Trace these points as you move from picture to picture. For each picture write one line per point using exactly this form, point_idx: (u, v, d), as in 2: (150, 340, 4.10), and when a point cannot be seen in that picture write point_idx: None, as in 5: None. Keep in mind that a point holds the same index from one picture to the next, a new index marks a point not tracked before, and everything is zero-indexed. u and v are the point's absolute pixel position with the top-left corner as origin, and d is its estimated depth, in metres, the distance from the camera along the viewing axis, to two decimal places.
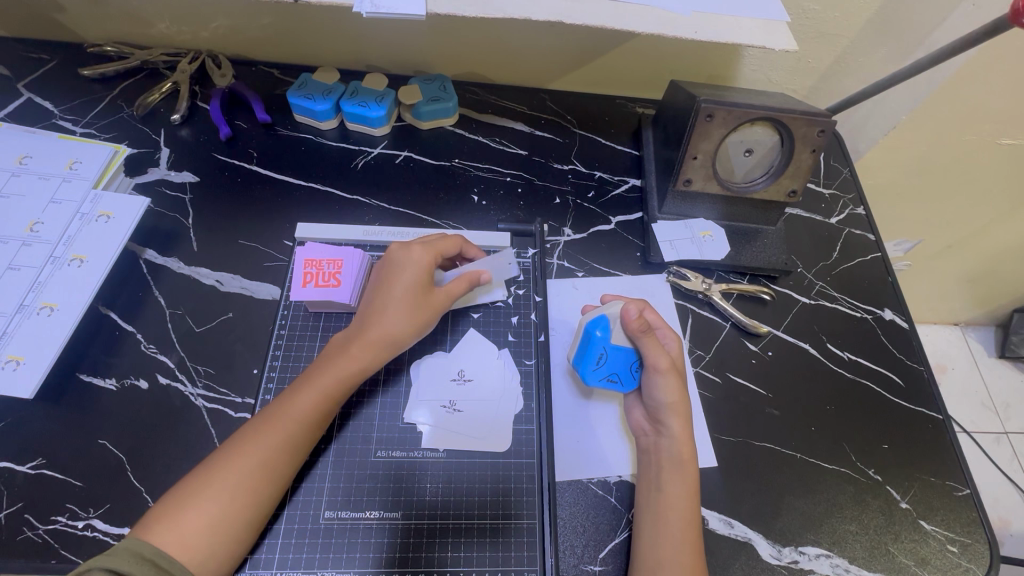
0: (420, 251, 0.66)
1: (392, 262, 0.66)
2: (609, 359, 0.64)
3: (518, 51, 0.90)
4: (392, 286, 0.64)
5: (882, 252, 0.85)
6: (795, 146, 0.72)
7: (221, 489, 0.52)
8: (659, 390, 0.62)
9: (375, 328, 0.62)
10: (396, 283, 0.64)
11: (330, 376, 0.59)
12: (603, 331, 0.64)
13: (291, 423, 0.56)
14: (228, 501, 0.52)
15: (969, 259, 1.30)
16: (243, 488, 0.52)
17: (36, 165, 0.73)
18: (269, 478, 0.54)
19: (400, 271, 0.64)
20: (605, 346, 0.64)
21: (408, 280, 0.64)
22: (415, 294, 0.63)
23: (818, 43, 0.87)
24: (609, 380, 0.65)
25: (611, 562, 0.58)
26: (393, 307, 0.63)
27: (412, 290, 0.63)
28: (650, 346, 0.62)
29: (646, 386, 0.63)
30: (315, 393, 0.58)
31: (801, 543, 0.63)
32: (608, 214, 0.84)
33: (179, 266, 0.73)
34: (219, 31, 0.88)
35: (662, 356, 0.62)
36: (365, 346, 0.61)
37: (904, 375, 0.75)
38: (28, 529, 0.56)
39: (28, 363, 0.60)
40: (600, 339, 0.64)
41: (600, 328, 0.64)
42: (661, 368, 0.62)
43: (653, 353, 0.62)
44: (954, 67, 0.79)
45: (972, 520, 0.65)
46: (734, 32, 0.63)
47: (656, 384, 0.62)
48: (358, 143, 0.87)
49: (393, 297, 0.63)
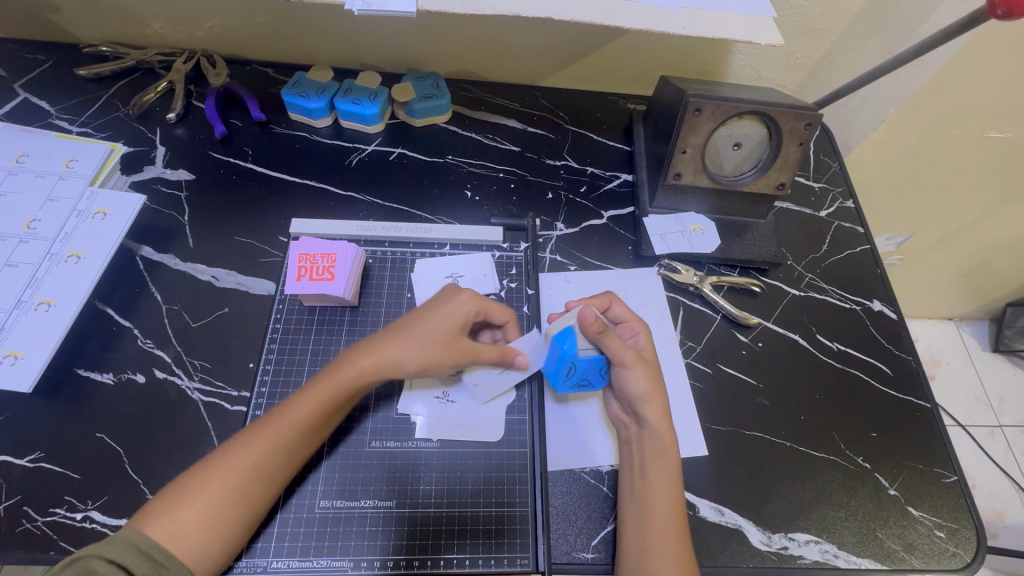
0: (469, 301, 0.64)
1: (441, 299, 0.65)
2: (579, 367, 0.63)
3: (510, 48, 0.91)
4: (426, 323, 0.62)
5: (870, 244, 0.86)
6: (783, 140, 0.73)
7: (217, 485, 0.52)
8: (631, 384, 0.62)
9: (385, 359, 0.60)
10: (430, 320, 0.62)
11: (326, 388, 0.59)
12: (569, 344, 0.63)
13: (284, 429, 0.56)
14: (224, 498, 0.52)
15: (960, 253, 1.31)
16: (241, 487, 0.53)
17: (33, 164, 0.74)
18: (265, 475, 0.54)
19: (443, 311, 0.63)
20: (573, 359, 0.62)
21: (436, 317, 0.62)
22: (442, 338, 0.61)
23: (805, 39, 0.88)
24: (579, 384, 0.65)
25: (603, 550, 0.59)
26: (412, 341, 0.61)
27: (443, 334, 0.62)
28: (614, 344, 0.62)
29: (618, 382, 0.64)
30: (313, 405, 0.58)
31: (791, 529, 0.64)
32: (600, 209, 0.85)
33: (175, 263, 0.74)
34: (215, 30, 0.89)
35: (626, 351, 0.62)
36: (371, 369, 0.60)
37: (893, 365, 0.76)
38: (27, 521, 0.57)
39: (26, 358, 0.60)
40: (568, 352, 0.62)
41: (566, 340, 0.63)
42: (626, 363, 0.62)
43: (617, 350, 0.62)
44: (938, 61, 0.80)
45: (959, 506, 0.66)
46: (721, 27, 0.64)
47: (625, 379, 0.62)
48: (352, 140, 0.88)
49: (420, 332, 0.62)
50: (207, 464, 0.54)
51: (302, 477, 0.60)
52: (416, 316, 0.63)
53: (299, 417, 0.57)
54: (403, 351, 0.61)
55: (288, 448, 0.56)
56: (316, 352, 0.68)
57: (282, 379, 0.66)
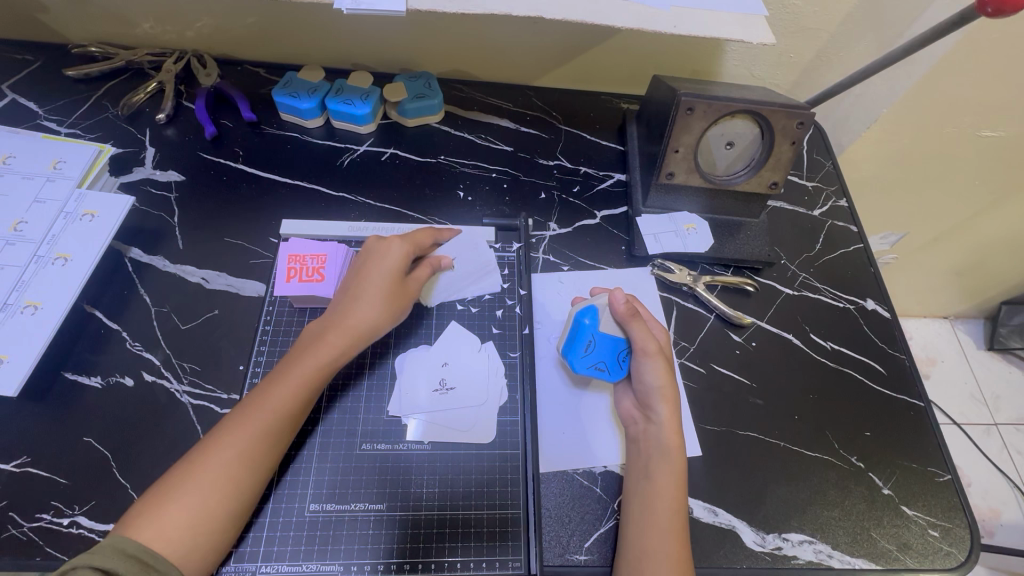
0: (399, 242, 0.68)
1: (371, 253, 0.67)
2: (598, 346, 0.65)
3: (502, 48, 0.91)
4: (369, 276, 0.65)
5: (864, 243, 0.86)
6: (775, 139, 0.72)
7: (203, 480, 0.52)
8: (649, 375, 0.62)
9: (347, 319, 0.62)
10: (372, 272, 0.65)
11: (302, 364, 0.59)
12: (592, 319, 0.65)
13: (267, 411, 0.56)
14: (212, 489, 0.52)
15: (955, 252, 1.31)
16: (229, 477, 0.53)
17: (20, 165, 0.73)
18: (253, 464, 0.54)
19: (380, 260, 0.66)
20: (594, 334, 0.65)
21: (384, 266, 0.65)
22: (391, 287, 0.65)
23: (798, 38, 0.88)
24: (597, 368, 0.65)
25: (596, 552, 0.59)
26: (364, 296, 0.63)
27: (389, 284, 0.65)
28: (639, 329, 0.63)
29: (636, 371, 0.64)
30: (293, 385, 0.58)
31: (785, 530, 0.63)
32: (593, 209, 0.85)
33: (164, 265, 0.73)
34: (204, 30, 0.89)
35: (651, 340, 0.63)
36: (339, 335, 0.61)
37: (886, 364, 0.76)
38: (13, 527, 0.56)
39: (11, 362, 0.60)
40: (589, 326, 0.65)
41: (589, 316, 0.65)
42: (650, 352, 0.63)
43: (641, 335, 0.63)
44: (930, 60, 0.80)
45: (952, 505, 0.66)
46: (712, 26, 0.63)
47: (645, 368, 0.63)
48: (344, 141, 0.87)
49: (369, 286, 0.64)
50: (191, 461, 0.53)
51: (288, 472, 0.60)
52: (361, 274, 0.65)
53: (282, 397, 0.57)
54: (361, 309, 0.63)
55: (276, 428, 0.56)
56: None
57: None
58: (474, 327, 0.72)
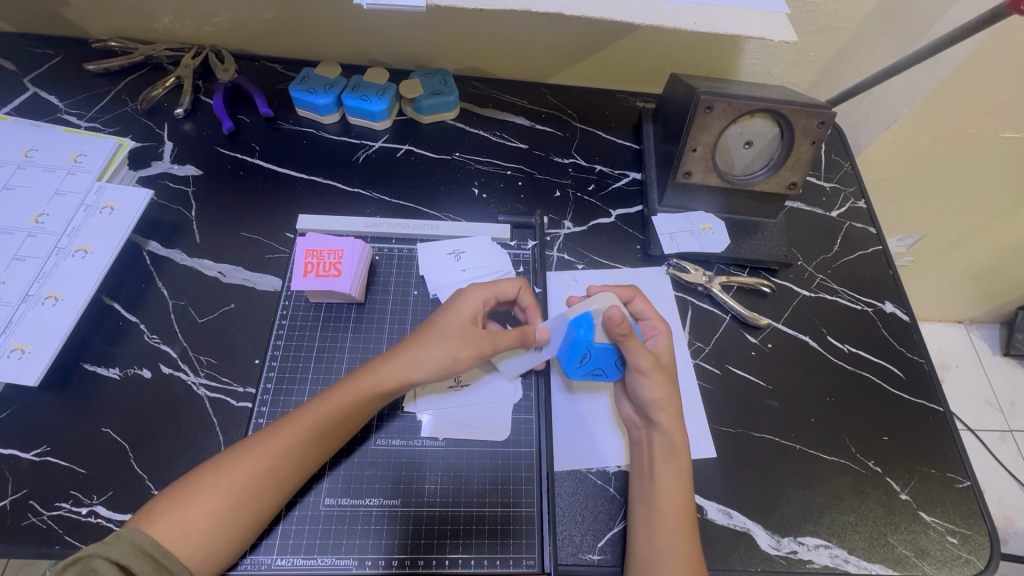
0: (473, 293, 0.64)
1: (449, 297, 0.65)
2: (594, 357, 0.63)
3: (519, 45, 0.91)
4: (439, 320, 0.62)
5: (882, 245, 0.85)
6: (795, 138, 0.72)
7: (224, 486, 0.52)
8: (644, 389, 0.61)
9: (405, 361, 0.60)
10: (443, 317, 0.62)
11: (345, 392, 0.58)
12: (586, 330, 0.61)
13: (301, 433, 0.56)
14: (232, 498, 0.52)
15: (972, 255, 1.29)
16: (250, 489, 0.53)
17: (42, 158, 0.74)
18: (277, 478, 0.54)
19: (453, 306, 0.63)
20: (589, 348, 0.62)
21: (452, 318, 0.62)
22: (459, 333, 0.61)
23: (818, 37, 0.87)
24: (594, 373, 0.65)
25: (609, 552, 0.58)
26: (427, 338, 0.61)
27: (458, 328, 0.61)
28: (632, 348, 0.60)
29: (631, 383, 0.63)
30: (327, 408, 0.57)
31: (800, 533, 0.63)
32: (608, 207, 0.84)
33: (182, 258, 0.74)
34: (223, 25, 0.89)
35: (645, 355, 0.61)
36: (390, 369, 0.60)
37: (905, 368, 0.75)
38: (33, 515, 0.57)
39: (33, 352, 0.60)
40: (584, 338, 0.61)
41: (584, 327, 0.61)
42: (643, 368, 0.61)
43: (635, 353, 0.61)
44: (954, 60, 0.79)
45: (972, 511, 0.65)
46: (733, 24, 0.63)
47: (640, 382, 0.62)
48: (359, 137, 0.87)
49: (437, 329, 0.62)
50: (217, 464, 0.54)
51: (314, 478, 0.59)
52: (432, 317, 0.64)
53: (320, 419, 0.57)
54: (424, 350, 0.60)
55: (302, 444, 0.56)
56: (323, 349, 0.68)
57: (288, 375, 0.66)
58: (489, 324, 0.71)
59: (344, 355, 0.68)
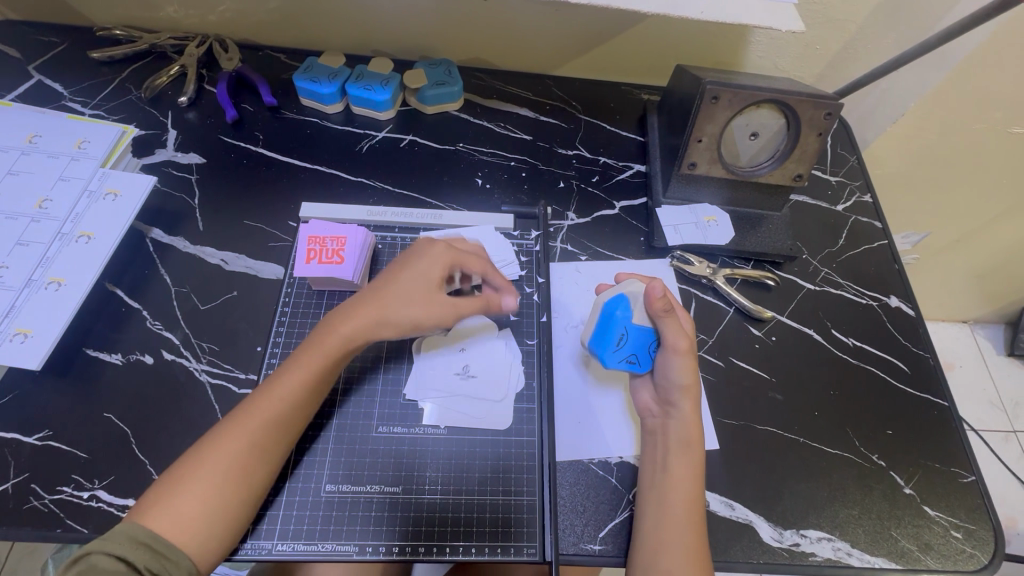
0: (438, 252, 0.63)
1: (413, 256, 0.64)
2: (630, 339, 0.63)
3: (524, 36, 0.90)
4: (402, 279, 0.61)
5: (888, 239, 0.84)
6: (802, 129, 0.71)
7: (219, 473, 0.52)
8: (674, 371, 0.61)
9: (371, 321, 0.60)
10: (405, 277, 0.61)
11: (312, 361, 0.58)
12: (624, 311, 0.63)
13: (273, 404, 0.56)
14: (224, 478, 0.52)
15: (978, 254, 1.28)
16: (241, 467, 0.53)
17: (45, 144, 0.74)
18: (264, 454, 0.54)
19: (415, 265, 0.62)
20: (626, 327, 0.63)
21: (415, 277, 0.61)
22: (421, 295, 0.61)
23: (825, 29, 0.86)
24: (628, 361, 0.63)
25: (611, 542, 0.58)
26: (394, 300, 0.60)
27: (427, 294, 0.61)
28: (670, 324, 0.62)
29: (660, 366, 0.62)
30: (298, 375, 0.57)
31: (803, 526, 0.62)
32: (612, 199, 0.84)
33: (185, 246, 0.74)
34: (228, 14, 0.89)
35: (683, 337, 0.61)
36: (359, 333, 0.59)
37: (910, 362, 0.74)
38: (34, 499, 0.57)
39: (35, 336, 0.60)
40: (621, 318, 0.63)
41: (622, 307, 0.64)
42: (680, 349, 0.61)
43: (672, 332, 0.62)
44: (963, 53, 0.78)
45: (976, 507, 0.65)
46: (741, 13, 0.62)
47: (670, 364, 0.61)
48: (363, 126, 0.87)
49: (404, 293, 0.61)
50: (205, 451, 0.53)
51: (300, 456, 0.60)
52: (393, 278, 0.62)
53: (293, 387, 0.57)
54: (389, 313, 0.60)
55: (285, 422, 0.56)
56: None
57: None
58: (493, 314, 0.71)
59: None
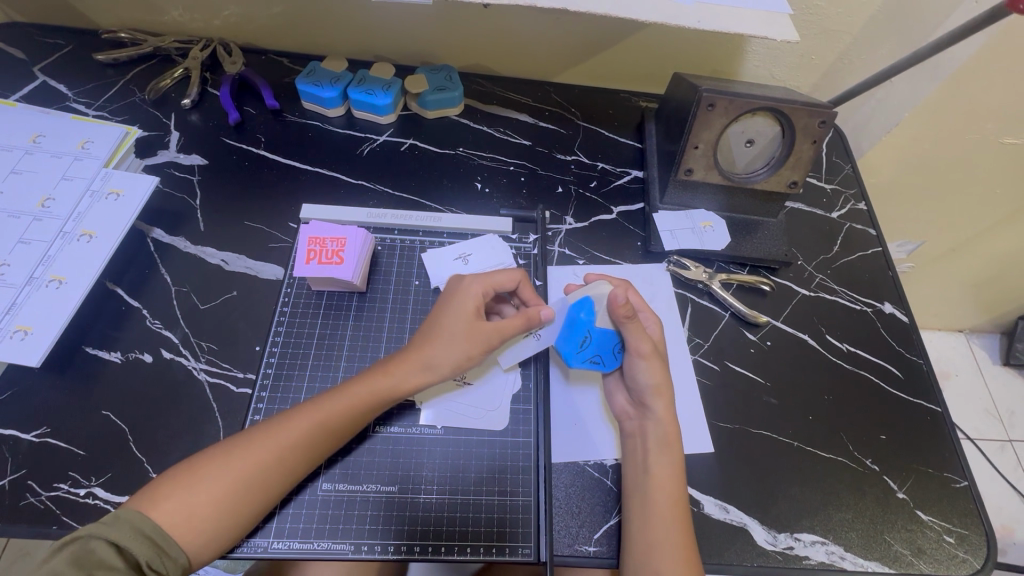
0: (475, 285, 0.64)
1: (450, 292, 0.65)
2: (594, 340, 0.64)
3: (523, 43, 0.92)
4: (445, 319, 0.62)
5: (883, 246, 0.85)
6: (796, 137, 0.72)
7: (234, 472, 0.52)
8: (643, 374, 0.62)
9: (420, 359, 0.60)
10: (446, 316, 0.62)
11: (362, 388, 0.59)
12: (588, 314, 0.63)
13: (316, 422, 0.56)
14: (247, 486, 0.52)
15: (972, 263, 1.30)
16: (263, 476, 0.53)
17: (49, 144, 0.75)
18: (289, 467, 0.55)
19: (456, 302, 0.63)
20: (590, 331, 0.64)
21: (456, 314, 0.62)
22: (465, 332, 0.61)
23: (820, 40, 0.88)
24: (592, 361, 0.65)
25: (605, 544, 0.58)
26: (440, 340, 0.61)
27: (463, 326, 0.61)
28: (633, 330, 0.62)
29: (629, 370, 0.63)
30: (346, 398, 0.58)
31: (797, 530, 0.63)
32: (609, 204, 0.85)
33: (185, 246, 0.74)
34: (232, 19, 0.90)
35: (645, 340, 0.63)
36: (407, 372, 0.60)
37: (904, 368, 0.75)
38: (31, 495, 0.57)
39: (35, 334, 0.61)
40: (586, 321, 0.63)
41: (585, 309, 0.64)
42: (643, 353, 0.62)
43: (635, 336, 0.63)
44: (955, 64, 0.80)
45: (969, 512, 0.65)
46: (736, 23, 0.63)
47: (637, 368, 0.63)
48: (364, 130, 0.88)
49: (446, 331, 0.61)
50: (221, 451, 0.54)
51: (313, 465, 0.60)
52: (437, 314, 0.63)
53: (339, 408, 0.58)
54: (435, 352, 0.61)
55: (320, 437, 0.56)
56: (324, 337, 0.68)
57: (289, 362, 0.66)
58: None
59: (344, 343, 0.68)
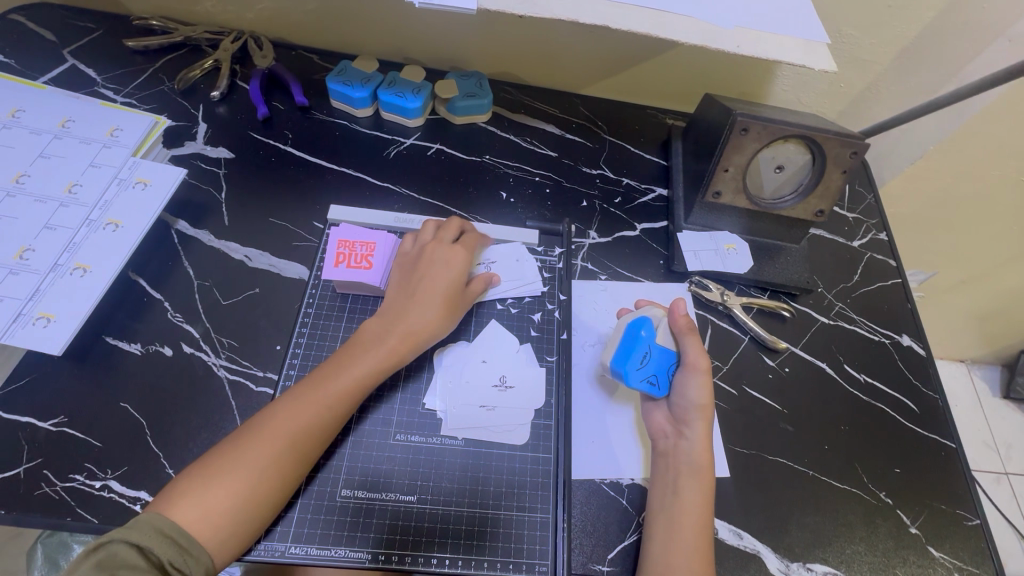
0: (463, 250, 0.68)
1: (437, 254, 0.68)
2: (654, 358, 0.64)
3: (555, 53, 0.91)
4: (430, 281, 0.65)
5: (902, 278, 0.85)
6: (826, 166, 0.72)
7: (247, 470, 0.52)
8: (694, 389, 0.62)
9: (406, 327, 0.62)
10: (431, 278, 0.66)
11: (354, 373, 0.59)
12: (648, 331, 0.65)
13: (312, 413, 0.56)
14: (252, 484, 0.52)
15: (982, 296, 1.30)
16: (264, 478, 0.52)
17: (78, 130, 0.74)
18: (290, 470, 0.54)
19: (444, 266, 0.66)
20: (649, 346, 0.64)
21: (442, 275, 0.66)
22: (448, 296, 0.65)
23: (851, 68, 0.88)
24: (650, 381, 0.63)
25: (619, 564, 0.58)
26: (425, 301, 0.64)
27: (446, 292, 0.65)
28: (692, 343, 0.64)
29: (679, 387, 0.63)
30: (340, 384, 0.58)
31: (810, 560, 0.63)
32: (633, 221, 0.85)
33: (209, 239, 0.74)
34: (265, 13, 0.90)
35: (703, 356, 0.63)
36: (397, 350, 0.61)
37: (919, 402, 0.75)
38: (46, 485, 0.56)
39: (58, 322, 0.60)
40: (645, 338, 0.64)
41: (646, 327, 0.65)
42: (700, 368, 0.63)
43: (693, 351, 0.64)
44: (984, 102, 0.80)
45: (981, 552, 0.65)
46: (775, 50, 0.63)
47: (690, 384, 0.62)
48: (391, 132, 0.88)
49: (429, 291, 0.65)
50: (234, 447, 0.53)
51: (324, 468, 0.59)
52: (423, 275, 0.66)
53: (335, 392, 0.58)
54: (419, 315, 0.63)
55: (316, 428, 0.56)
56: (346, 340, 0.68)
57: (310, 364, 0.66)
58: (512, 328, 0.72)
59: None
